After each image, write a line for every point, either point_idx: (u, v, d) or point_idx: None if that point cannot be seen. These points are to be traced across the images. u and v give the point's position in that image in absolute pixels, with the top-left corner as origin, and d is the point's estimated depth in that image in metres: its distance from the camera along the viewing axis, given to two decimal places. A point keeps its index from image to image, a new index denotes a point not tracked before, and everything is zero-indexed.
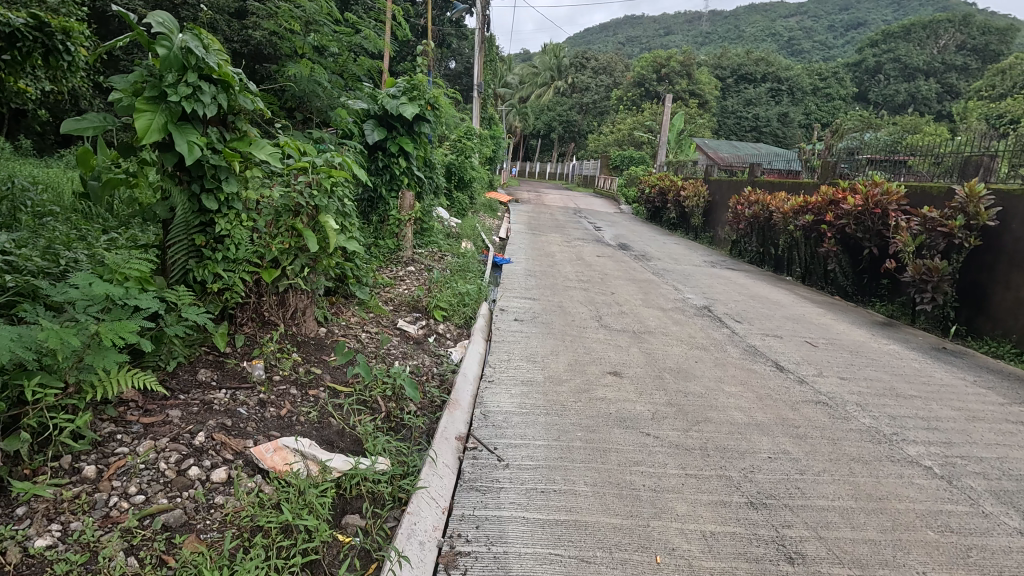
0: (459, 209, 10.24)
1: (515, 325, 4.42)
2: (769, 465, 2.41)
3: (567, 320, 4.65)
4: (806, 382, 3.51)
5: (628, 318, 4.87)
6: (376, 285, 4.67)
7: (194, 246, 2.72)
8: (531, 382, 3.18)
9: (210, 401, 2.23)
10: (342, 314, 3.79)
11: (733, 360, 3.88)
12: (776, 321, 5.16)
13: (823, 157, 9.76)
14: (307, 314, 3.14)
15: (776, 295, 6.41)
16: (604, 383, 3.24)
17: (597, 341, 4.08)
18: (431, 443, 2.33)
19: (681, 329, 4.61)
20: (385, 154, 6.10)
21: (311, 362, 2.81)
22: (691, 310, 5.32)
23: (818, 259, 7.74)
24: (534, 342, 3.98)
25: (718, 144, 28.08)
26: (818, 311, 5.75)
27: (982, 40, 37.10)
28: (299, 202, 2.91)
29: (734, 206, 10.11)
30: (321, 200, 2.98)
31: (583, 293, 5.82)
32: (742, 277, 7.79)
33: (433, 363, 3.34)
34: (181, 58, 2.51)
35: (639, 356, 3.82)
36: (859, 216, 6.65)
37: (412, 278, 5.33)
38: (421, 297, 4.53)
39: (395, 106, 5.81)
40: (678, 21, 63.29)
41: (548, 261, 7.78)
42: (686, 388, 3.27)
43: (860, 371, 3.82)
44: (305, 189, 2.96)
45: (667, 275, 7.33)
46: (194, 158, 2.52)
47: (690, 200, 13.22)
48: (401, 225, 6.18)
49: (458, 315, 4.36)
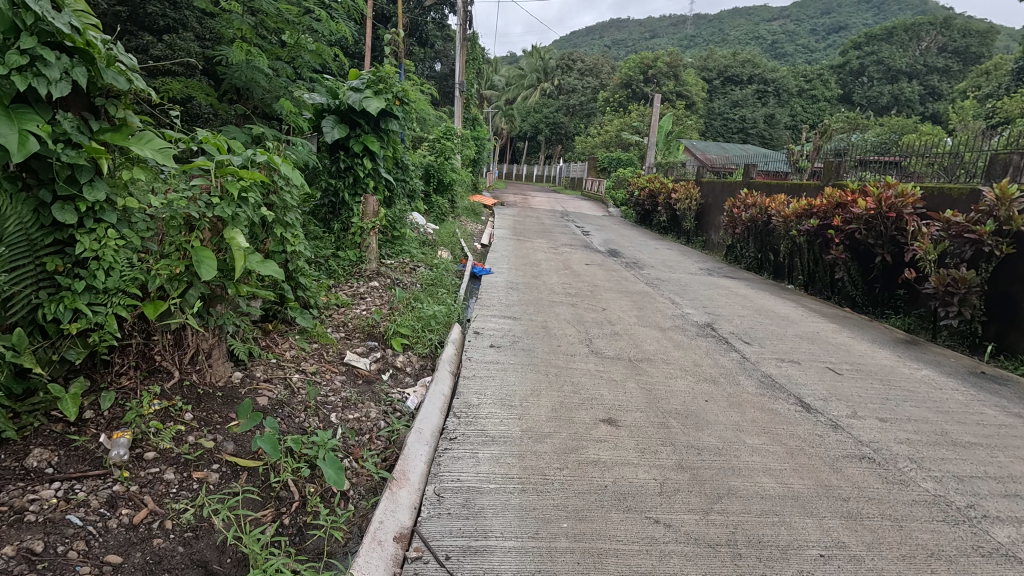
0: (439, 213, 9.56)
1: (489, 353, 3.74)
2: (824, 571, 1.77)
3: (552, 346, 3.98)
4: (841, 428, 2.88)
5: (622, 341, 4.21)
6: (327, 308, 4.01)
7: (45, 273, 2.00)
8: (503, 438, 2.51)
9: (25, 507, 1.56)
10: (274, 349, 3.10)
11: (749, 398, 3.24)
12: (790, 342, 4.54)
13: (811, 158, 9.43)
14: (216, 356, 2.44)
15: (782, 309, 5.82)
16: (596, 438, 2.57)
17: (585, 374, 3.43)
18: (356, 555, 1.67)
19: (685, 354, 3.97)
20: (348, 153, 5.52)
21: (210, 426, 2.11)
22: (693, 330, 4.68)
23: (823, 266, 7.18)
24: (511, 377, 3.31)
25: (706, 146, 27.64)
26: (833, 327, 5.16)
27: (962, 42, 37.15)
28: (191, 214, 2.19)
29: (730, 209, 9.59)
30: (225, 208, 2.27)
31: (570, 309, 5.17)
32: (741, 287, 7.20)
33: (382, 414, 2.67)
34: (10, 16, 1.80)
35: (637, 394, 3.16)
36: (870, 221, 6.11)
37: (375, 297, 4.64)
38: (379, 321, 3.84)
39: (359, 100, 5.19)
40: (663, 25, 63.16)
41: (532, 271, 7.13)
42: (699, 441, 2.63)
43: (900, 408, 3.21)
44: (203, 195, 2.25)
45: (661, 286, 6.74)
46: (29, 152, 1.80)
47: (681, 203, 12.66)
48: (365, 233, 5.42)
49: (423, 343, 3.68)
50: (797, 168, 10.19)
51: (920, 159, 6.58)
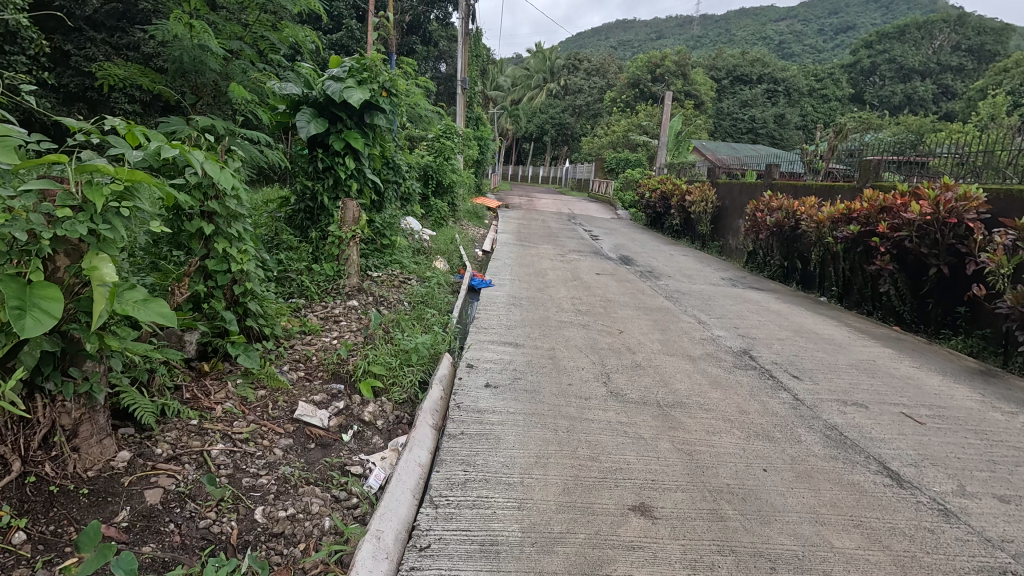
0: (437, 216, 8.84)
1: (484, 396, 3.01)
2: None
3: (561, 385, 3.24)
4: (955, 517, 2.14)
5: (646, 377, 3.48)
6: (285, 339, 3.31)
7: None
8: (496, 548, 1.79)
9: None
10: (197, 405, 2.37)
11: (819, 464, 2.50)
12: (846, 375, 3.79)
13: (827, 158, 8.88)
14: (86, 434, 1.72)
15: (824, 329, 5.06)
16: (628, 544, 1.84)
17: (603, 430, 2.69)
18: None
19: (725, 397, 3.23)
20: (328, 152, 4.89)
21: (49, 556, 1.42)
22: (730, 360, 3.93)
23: (864, 277, 6.41)
24: (509, 435, 2.57)
25: (714, 147, 26.74)
26: (890, 353, 4.40)
27: (977, 40, 35.87)
28: (15, 237, 1.41)
29: (752, 213, 8.81)
30: (77, 227, 1.49)
31: (582, 331, 4.44)
32: (772, 300, 6.44)
33: (330, 505, 1.95)
34: None
35: (675, 462, 2.43)
36: (923, 227, 5.38)
37: (352, 322, 3.90)
38: (348, 357, 3.11)
39: (339, 90, 4.53)
40: (669, 25, 62.37)
41: (538, 282, 6.42)
42: (771, 546, 1.89)
43: (1018, 480, 2.46)
44: (43, 205, 1.49)
45: (682, 300, 6.01)
46: None
47: (696, 206, 11.87)
48: (344, 245, 4.56)
49: (400, 385, 2.94)
50: (810, 168, 9.56)
51: (951, 157, 6.10)
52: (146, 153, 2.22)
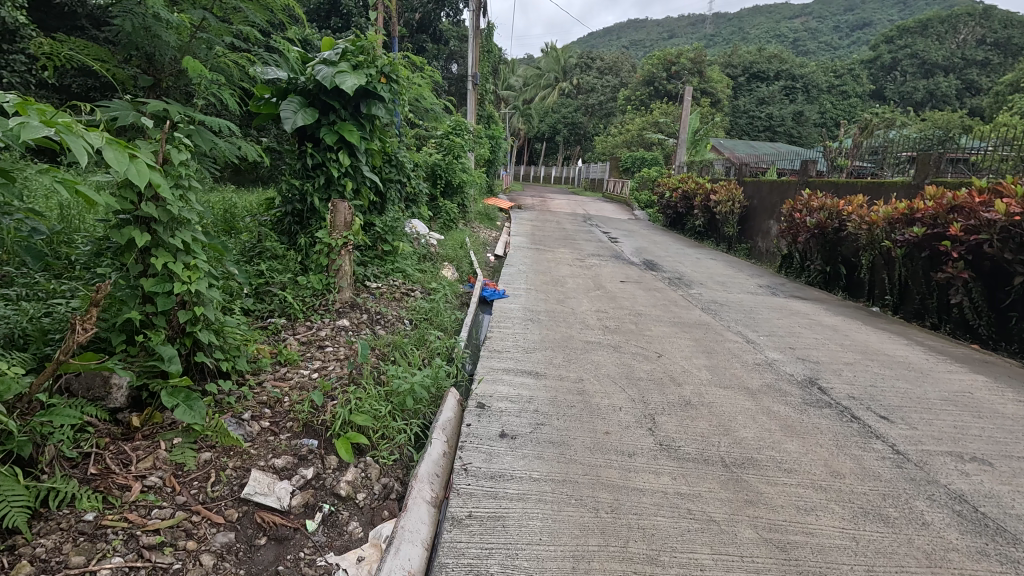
0: (445, 219, 8.16)
1: (499, 453, 2.33)
2: None
3: (595, 435, 2.55)
4: None
5: (702, 421, 2.78)
6: (250, 374, 2.66)
7: None
8: None
9: None
10: (106, 483, 1.73)
11: (966, 566, 1.80)
12: (947, 415, 3.06)
13: (850, 157, 8.33)
14: None
15: (896, 350, 4.31)
16: None
17: (658, 509, 2.01)
18: None
19: (807, 451, 2.52)
20: (319, 147, 4.27)
21: None
22: (797, 395, 3.21)
23: (928, 285, 5.64)
24: (533, 521, 1.90)
25: (731, 146, 25.90)
26: (986, 382, 3.65)
27: (1005, 33, 34.34)
28: None
29: (789, 213, 8.04)
30: None
31: (613, 355, 3.74)
32: (822, 312, 5.70)
33: None
34: None
35: (769, 567, 1.74)
36: (1007, 229, 4.64)
37: (339, 348, 3.23)
38: (325, 402, 2.45)
39: (330, 74, 3.89)
40: (682, 23, 61.38)
41: (558, 292, 5.73)
42: None
43: None
44: None
45: (723, 312, 5.29)
46: None
47: (721, 206, 11.07)
48: (334, 252, 3.93)
49: (390, 441, 2.28)
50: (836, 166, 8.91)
51: (994, 152, 5.96)
52: (41, 145, 1.62)
